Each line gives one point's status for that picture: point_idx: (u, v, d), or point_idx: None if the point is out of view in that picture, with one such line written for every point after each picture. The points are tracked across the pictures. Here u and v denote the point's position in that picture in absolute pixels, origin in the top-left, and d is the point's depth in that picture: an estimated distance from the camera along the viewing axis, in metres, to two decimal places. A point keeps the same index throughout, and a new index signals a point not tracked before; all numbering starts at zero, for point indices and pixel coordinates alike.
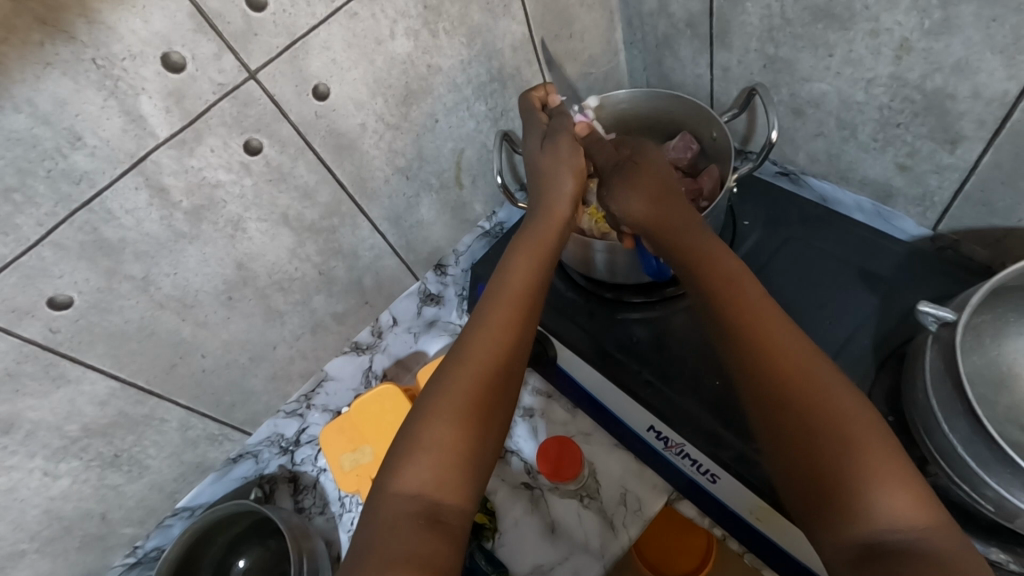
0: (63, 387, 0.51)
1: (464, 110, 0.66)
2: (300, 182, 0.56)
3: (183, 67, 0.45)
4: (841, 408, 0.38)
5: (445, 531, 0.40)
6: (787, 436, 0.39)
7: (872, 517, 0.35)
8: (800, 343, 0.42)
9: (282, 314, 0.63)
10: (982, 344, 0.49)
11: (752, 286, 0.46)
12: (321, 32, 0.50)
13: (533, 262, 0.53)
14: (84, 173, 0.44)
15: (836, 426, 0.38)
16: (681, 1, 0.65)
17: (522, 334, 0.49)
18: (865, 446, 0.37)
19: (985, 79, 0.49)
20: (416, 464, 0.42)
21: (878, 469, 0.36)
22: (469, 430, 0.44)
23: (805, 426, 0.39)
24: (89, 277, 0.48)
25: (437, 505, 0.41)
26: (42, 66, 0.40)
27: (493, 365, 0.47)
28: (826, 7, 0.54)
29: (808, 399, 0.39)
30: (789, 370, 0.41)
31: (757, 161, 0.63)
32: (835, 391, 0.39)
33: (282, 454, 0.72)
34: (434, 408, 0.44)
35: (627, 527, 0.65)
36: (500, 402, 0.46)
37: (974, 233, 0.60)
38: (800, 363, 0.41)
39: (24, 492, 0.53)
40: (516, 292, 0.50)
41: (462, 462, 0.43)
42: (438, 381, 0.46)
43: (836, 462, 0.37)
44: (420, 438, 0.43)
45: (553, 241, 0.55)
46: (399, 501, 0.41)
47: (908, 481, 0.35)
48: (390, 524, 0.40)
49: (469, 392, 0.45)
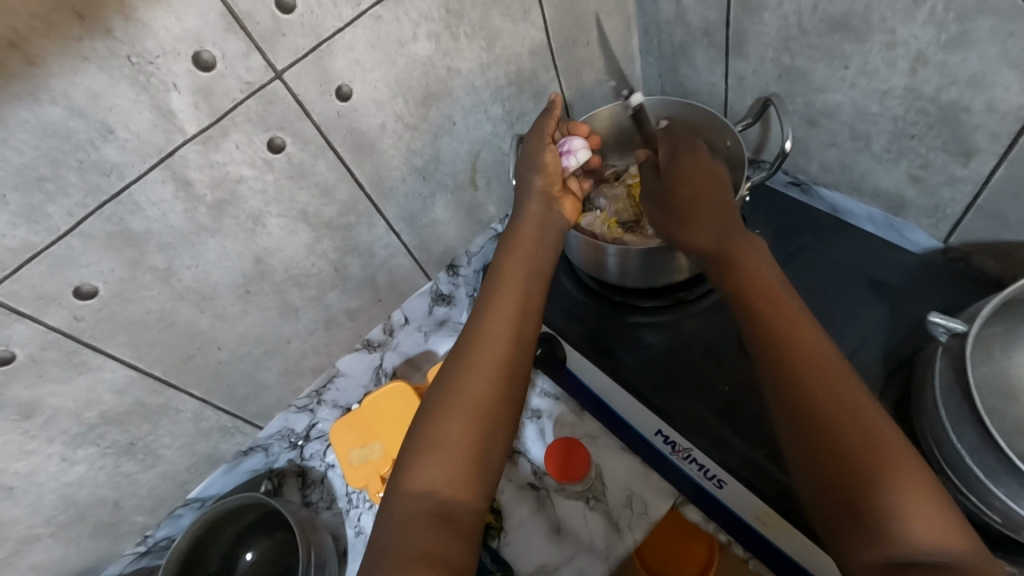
0: (84, 373, 0.52)
1: (481, 113, 0.67)
2: (319, 180, 0.57)
3: (213, 64, 0.46)
4: (863, 413, 0.40)
5: (457, 529, 0.42)
6: (802, 440, 0.41)
7: (887, 524, 0.36)
8: (823, 350, 0.43)
9: (297, 309, 0.64)
10: (992, 356, 0.50)
11: (773, 295, 0.47)
12: (346, 33, 0.52)
13: (530, 266, 0.55)
14: (114, 165, 0.45)
15: (858, 433, 0.39)
16: (697, 10, 0.66)
17: (525, 334, 0.51)
18: (886, 449, 0.38)
19: (1001, 93, 0.49)
20: (429, 463, 0.44)
21: (903, 481, 0.37)
22: (485, 427, 0.45)
23: (820, 431, 0.40)
24: (113, 267, 0.49)
25: (449, 503, 0.43)
26: (79, 61, 0.41)
27: (505, 364, 0.48)
28: (843, 19, 0.55)
29: (825, 404, 0.41)
30: (791, 387, 0.42)
31: (770, 170, 0.63)
32: (858, 400, 0.40)
33: (291, 449, 0.73)
34: (447, 405, 0.46)
35: (632, 529, 0.65)
36: (513, 398, 0.48)
37: (985, 247, 0.60)
38: (824, 372, 0.42)
39: (42, 477, 0.54)
40: (526, 295, 0.53)
41: (475, 459, 0.44)
42: (444, 384, 0.48)
43: (856, 468, 0.38)
44: (434, 435, 0.45)
45: (541, 242, 0.58)
46: (414, 500, 0.43)
47: (925, 486, 0.37)
48: (404, 524, 0.42)
49: (483, 392, 0.47)
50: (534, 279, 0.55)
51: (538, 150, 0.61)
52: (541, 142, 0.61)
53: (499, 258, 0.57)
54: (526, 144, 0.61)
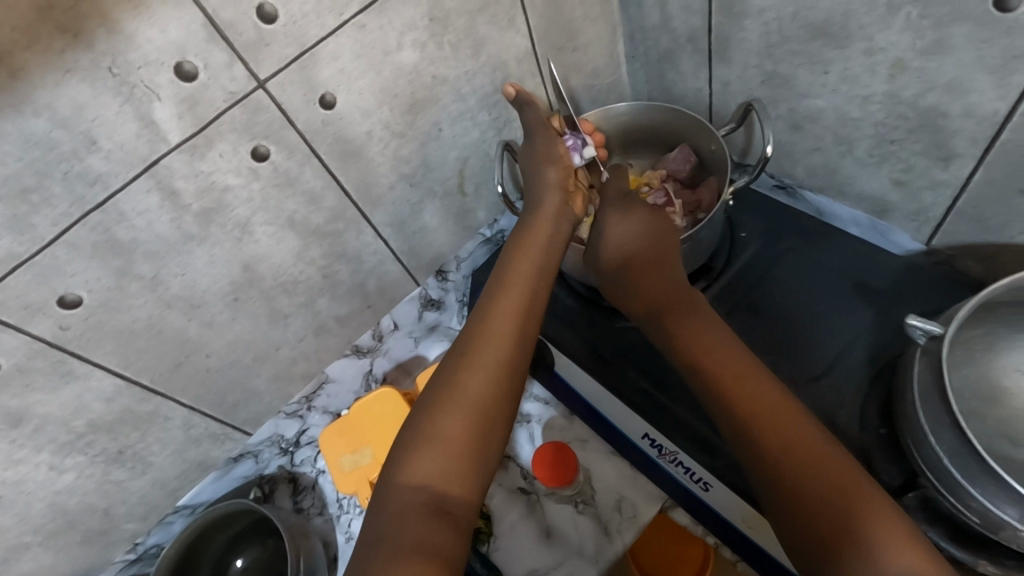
0: (71, 382, 0.52)
1: (468, 120, 0.67)
2: (306, 188, 0.58)
3: (196, 75, 0.46)
4: (827, 450, 0.42)
5: (451, 522, 0.42)
6: (771, 482, 0.43)
7: (870, 557, 0.37)
8: (779, 394, 0.46)
9: (286, 315, 0.64)
10: (973, 358, 0.52)
11: (726, 345, 0.49)
12: (329, 43, 0.52)
13: (535, 261, 0.56)
14: (99, 176, 0.46)
15: (822, 474, 0.41)
16: (682, 18, 0.67)
17: (526, 330, 0.51)
18: (853, 486, 0.40)
19: (977, 99, 0.50)
20: (426, 454, 0.44)
21: (868, 505, 0.39)
22: (483, 424, 0.46)
23: (793, 468, 0.42)
24: (100, 276, 0.49)
25: (443, 496, 0.43)
26: (62, 73, 0.41)
27: (504, 361, 0.49)
28: (823, 26, 0.55)
29: (793, 452, 0.43)
30: (768, 410, 0.45)
31: (754, 172, 0.63)
32: (822, 443, 0.43)
33: (282, 455, 0.74)
34: (444, 400, 0.47)
35: (622, 533, 0.65)
36: (510, 393, 0.48)
37: (966, 249, 0.61)
38: (785, 421, 0.44)
39: (31, 486, 0.54)
40: (529, 294, 0.53)
41: (469, 455, 0.45)
42: (445, 378, 0.48)
43: (831, 501, 0.40)
44: (431, 428, 0.46)
45: (552, 238, 0.59)
46: (409, 490, 0.43)
47: (897, 517, 0.39)
48: (399, 513, 0.42)
49: (483, 388, 0.47)
50: (539, 275, 0.55)
51: (550, 143, 0.64)
52: (552, 138, 0.64)
53: (504, 253, 0.57)
54: (536, 138, 0.64)
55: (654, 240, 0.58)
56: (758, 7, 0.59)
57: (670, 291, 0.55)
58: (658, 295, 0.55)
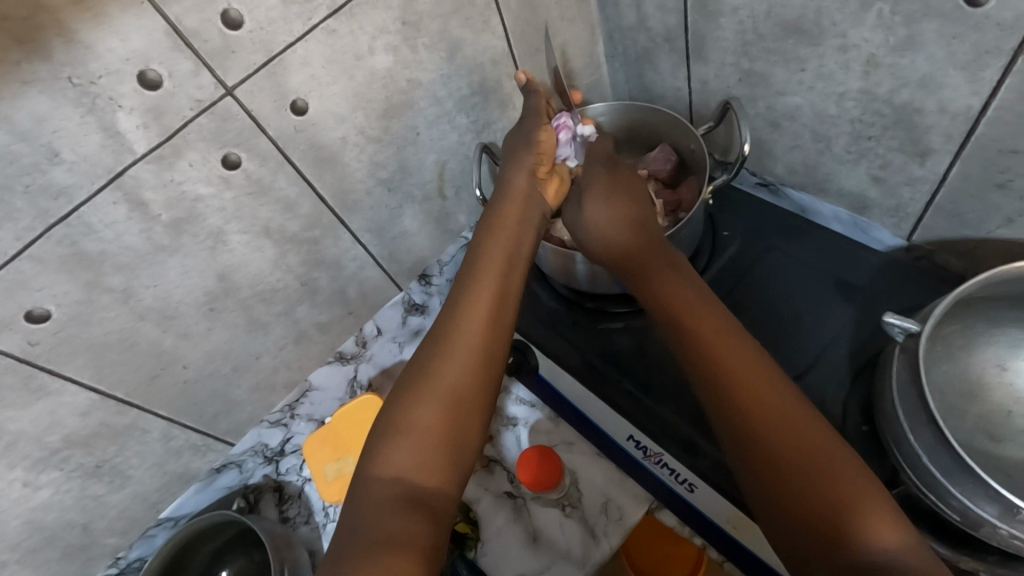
0: (43, 398, 0.51)
1: (446, 123, 0.67)
2: (280, 195, 0.57)
3: (160, 83, 0.46)
4: (801, 424, 0.42)
5: (428, 514, 0.42)
6: (747, 467, 0.42)
7: (855, 541, 0.37)
8: (758, 368, 0.44)
9: (265, 324, 0.63)
10: (951, 354, 0.52)
11: (708, 318, 0.48)
12: (299, 49, 0.51)
13: (513, 244, 0.56)
14: (63, 189, 0.45)
15: (806, 455, 0.40)
16: (658, 16, 0.67)
17: (503, 312, 0.51)
18: (832, 468, 0.40)
19: (950, 94, 0.50)
20: (401, 446, 0.44)
21: (850, 491, 0.38)
22: (457, 415, 0.46)
23: (765, 446, 0.41)
24: (68, 290, 0.48)
25: (419, 488, 0.43)
26: (20, 84, 0.40)
27: (482, 351, 0.48)
28: (796, 22, 0.55)
29: (774, 434, 0.42)
30: (748, 389, 0.43)
31: (732, 171, 0.63)
32: (806, 422, 0.42)
33: (266, 464, 0.72)
34: (419, 392, 0.46)
35: (608, 536, 0.65)
36: (487, 383, 0.48)
37: (946, 244, 0.61)
38: (768, 402, 0.43)
39: (4, 503, 0.53)
40: (501, 278, 0.53)
41: (444, 447, 0.45)
42: (420, 370, 0.48)
43: (814, 488, 0.39)
44: (406, 421, 0.45)
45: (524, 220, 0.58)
46: (383, 483, 0.43)
47: (884, 508, 0.37)
48: (373, 507, 0.42)
49: (457, 378, 0.47)
50: (517, 264, 0.55)
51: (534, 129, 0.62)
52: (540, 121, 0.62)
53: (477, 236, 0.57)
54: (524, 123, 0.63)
55: (635, 212, 0.57)
56: (732, 5, 0.59)
57: (650, 263, 0.53)
58: (636, 271, 0.54)
